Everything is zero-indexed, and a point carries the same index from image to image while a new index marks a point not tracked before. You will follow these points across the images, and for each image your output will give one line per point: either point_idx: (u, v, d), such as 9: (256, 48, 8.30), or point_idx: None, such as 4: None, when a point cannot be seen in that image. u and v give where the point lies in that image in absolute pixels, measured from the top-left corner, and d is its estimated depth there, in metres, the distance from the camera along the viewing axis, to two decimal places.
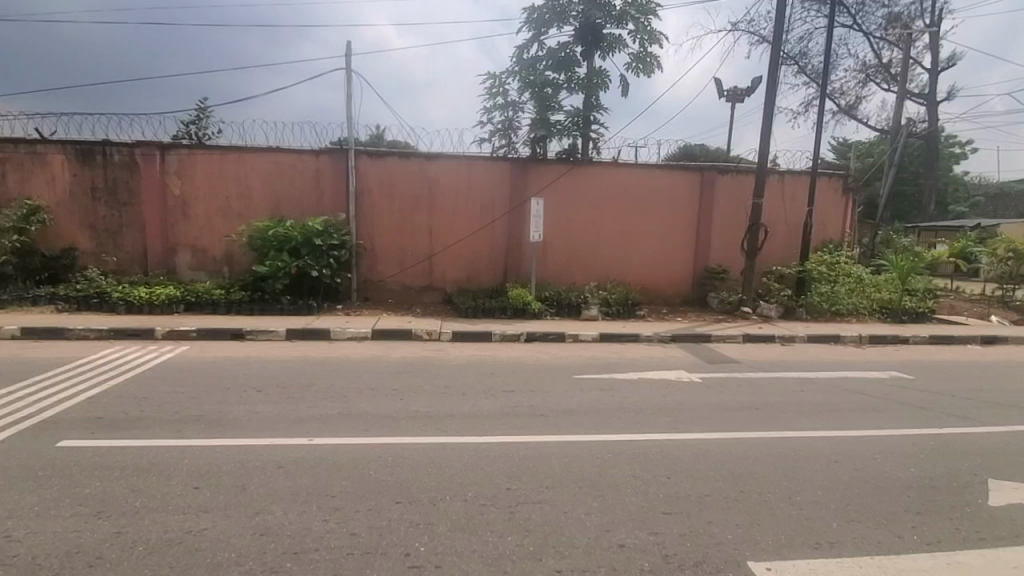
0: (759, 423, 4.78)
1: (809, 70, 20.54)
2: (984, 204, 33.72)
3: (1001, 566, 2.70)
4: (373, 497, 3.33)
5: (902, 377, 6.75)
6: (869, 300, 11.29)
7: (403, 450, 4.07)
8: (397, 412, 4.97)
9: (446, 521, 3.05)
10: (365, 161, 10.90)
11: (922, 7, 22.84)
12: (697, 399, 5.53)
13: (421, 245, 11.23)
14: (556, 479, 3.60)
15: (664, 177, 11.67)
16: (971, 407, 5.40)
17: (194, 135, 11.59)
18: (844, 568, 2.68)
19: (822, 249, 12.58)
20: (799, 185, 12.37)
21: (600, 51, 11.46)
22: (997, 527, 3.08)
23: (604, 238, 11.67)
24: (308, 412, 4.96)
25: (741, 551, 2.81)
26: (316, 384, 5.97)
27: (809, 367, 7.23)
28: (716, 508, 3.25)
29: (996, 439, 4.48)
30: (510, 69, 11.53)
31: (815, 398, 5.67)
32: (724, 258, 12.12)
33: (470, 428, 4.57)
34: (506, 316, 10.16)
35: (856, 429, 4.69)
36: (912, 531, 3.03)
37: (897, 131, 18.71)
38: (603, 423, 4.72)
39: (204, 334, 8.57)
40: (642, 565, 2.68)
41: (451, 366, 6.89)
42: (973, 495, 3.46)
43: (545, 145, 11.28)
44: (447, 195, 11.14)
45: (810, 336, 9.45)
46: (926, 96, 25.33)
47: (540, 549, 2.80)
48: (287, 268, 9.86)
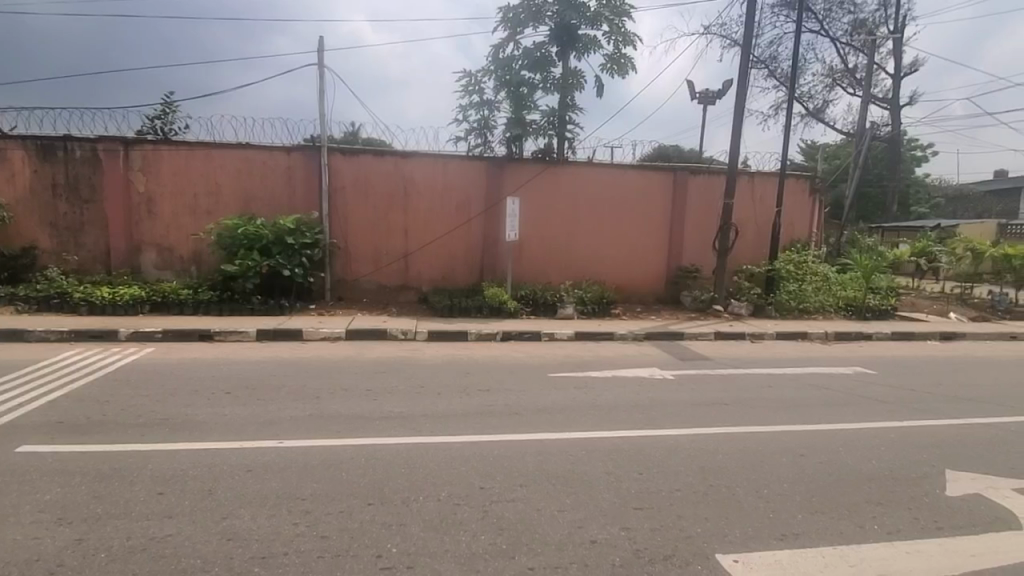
0: (729, 419, 4.89)
1: (779, 73, 21.02)
2: (944, 206, 34.94)
3: (958, 555, 2.81)
4: (344, 499, 3.29)
5: (866, 372, 6.99)
6: (835, 298, 11.65)
7: (377, 451, 4.04)
8: (371, 413, 4.92)
9: (419, 522, 3.04)
10: (338, 158, 10.73)
11: (886, 14, 23.58)
12: (670, 395, 5.63)
13: (397, 245, 11.12)
14: (529, 478, 3.60)
15: (637, 177, 11.82)
16: (929, 401, 5.64)
17: (161, 130, 11.23)
18: (808, 558, 2.76)
19: (790, 249, 12.94)
20: (768, 185, 12.67)
21: (575, 52, 11.52)
22: (952, 516, 3.21)
23: (580, 238, 11.76)
24: (278, 414, 4.87)
25: (710, 545, 2.86)
26: (288, 385, 5.86)
27: (777, 363, 7.41)
28: (686, 503, 3.31)
29: (955, 433, 4.65)
30: (487, 67, 11.51)
31: (783, 394, 5.82)
32: (697, 257, 12.34)
33: (444, 428, 4.55)
34: (482, 315, 10.15)
35: (822, 423, 4.82)
36: (872, 521, 3.14)
37: (862, 134, 19.30)
38: (577, 421, 4.75)
39: (170, 334, 8.33)
40: (614, 561, 2.71)
41: (425, 366, 6.83)
42: (931, 486, 3.60)
43: (521, 145, 11.32)
44: (422, 194, 11.06)
45: (779, 334, 9.70)
46: (889, 100, 26.23)
47: (513, 547, 2.81)
48: (257, 267, 9.64)
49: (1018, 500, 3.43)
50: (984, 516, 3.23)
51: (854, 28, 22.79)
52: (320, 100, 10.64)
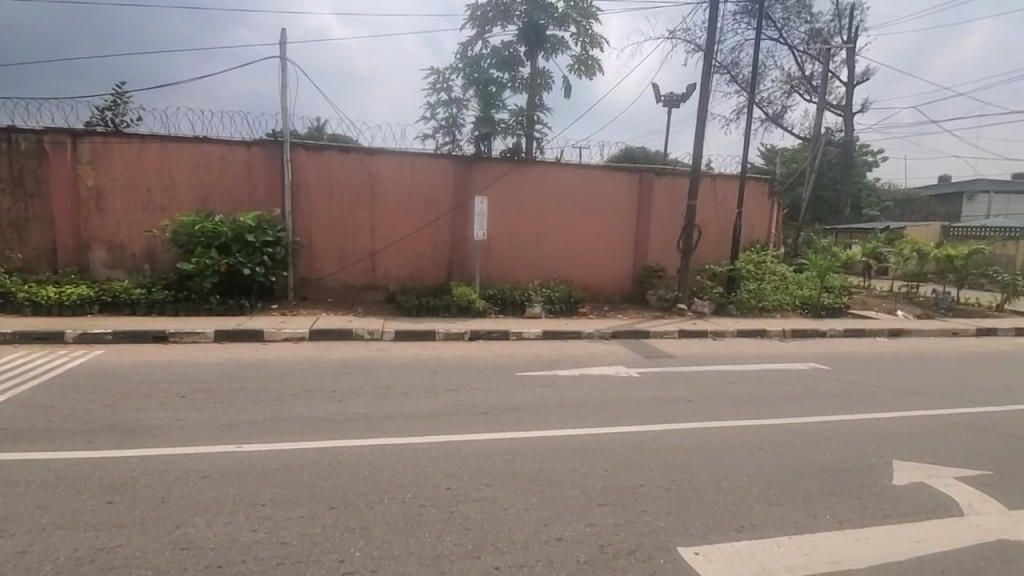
0: (692, 415, 5.01)
1: (740, 79, 21.64)
2: (893, 209, 36.69)
3: (905, 541, 2.95)
4: (306, 504, 3.21)
5: (820, 368, 7.27)
6: (792, 296, 12.09)
7: (341, 453, 3.96)
8: (336, 415, 4.82)
9: (383, 524, 2.99)
10: (301, 154, 10.47)
11: (841, 24, 24.57)
12: (635, 393, 5.72)
13: (362, 243, 10.92)
14: (495, 477, 3.60)
15: (604, 177, 11.96)
16: (877, 395, 5.92)
17: (113, 122, 10.73)
18: (766, 549, 2.85)
19: (750, 249, 13.36)
20: (730, 187, 13.03)
21: (543, 52, 11.56)
22: (899, 504, 3.38)
23: (548, 237, 11.82)
24: (237, 418, 4.71)
25: (672, 538, 2.92)
26: (248, 387, 5.68)
27: (738, 360, 7.63)
28: (649, 498, 3.37)
29: (902, 425, 4.89)
30: (455, 65, 11.45)
31: (744, 390, 6.00)
32: (662, 257, 12.59)
33: (410, 429, 4.49)
34: (450, 314, 10.09)
35: (780, 417, 4.99)
36: (826, 511, 3.27)
37: (818, 139, 20.06)
38: (544, 420, 4.77)
39: (122, 336, 7.96)
40: (579, 558, 2.73)
41: (392, 366, 6.74)
42: (880, 476, 3.77)
43: (489, 144, 11.29)
44: (389, 191, 10.89)
45: (740, 331, 9.98)
46: (843, 107, 27.36)
47: (478, 547, 2.79)
48: (215, 266, 9.32)
49: (959, 487, 3.63)
50: (927, 504, 3.40)
51: (811, 37, 23.69)
52: (283, 94, 10.36)
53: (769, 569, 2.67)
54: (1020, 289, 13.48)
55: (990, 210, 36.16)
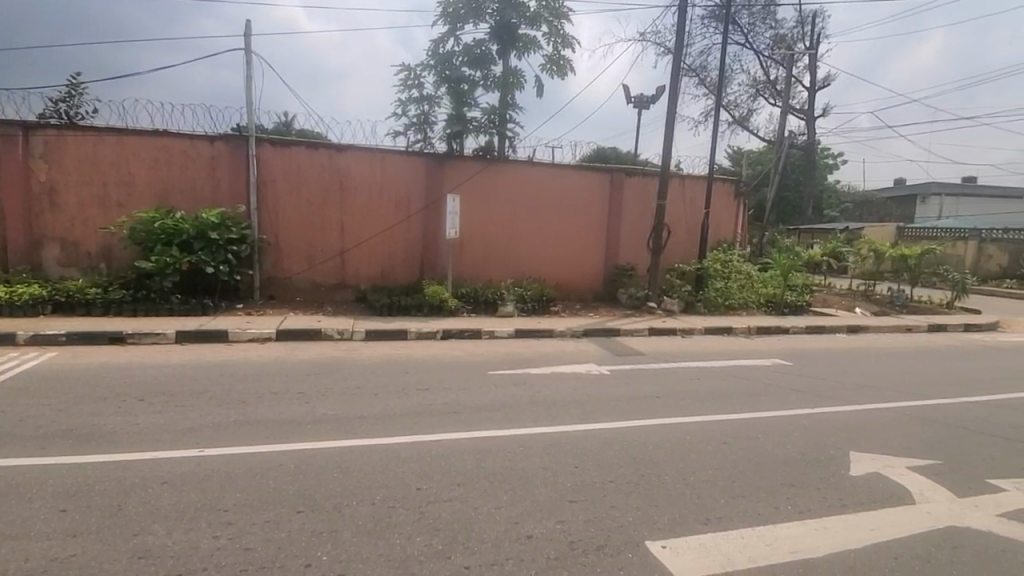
0: (661, 411, 5.10)
1: (708, 82, 22.10)
2: (852, 210, 38.04)
3: (861, 530, 3.07)
4: (271, 509, 3.14)
5: (783, 364, 7.51)
6: (757, 294, 12.45)
7: (309, 456, 3.88)
8: (304, 417, 4.72)
9: (351, 527, 2.95)
10: (268, 150, 10.21)
11: (804, 31, 25.33)
12: (605, 390, 5.80)
13: (332, 242, 10.72)
14: (466, 477, 3.59)
15: (576, 177, 12.06)
16: (836, 389, 6.15)
17: (66, 113, 10.26)
18: (730, 540, 2.92)
19: (717, 249, 13.69)
20: (698, 187, 13.30)
21: (515, 51, 11.56)
22: (855, 494, 3.51)
23: (520, 236, 11.84)
24: (200, 421, 4.56)
25: (640, 533, 2.96)
26: (212, 389, 5.51)
27: (706, 357, 7.81)
28: (618, 493, 3.41)
29: (859, 417, 5.09)
30: (426, 62, 11.35)
31: (710, 386, 6.14)
32: (632, 256, 12.77)
33: (380, 429, 4.44)
34: (422, 313, 10.02)
35: (744, 412, 5.14)
36: (787, 502, 3.37)
37: (782, 142, 20.63)
38: (515, 418, 4.79)
39: (76, 337, 7.61)
40: (549, 554, 2.74)
41: (362, 366, 6.66)
42: (837, 467, 3.92)
43: (461, 142, 11.24)
44: (359, 189, 10.72)
45: (707, 329, 10.21)
46: (805, 112, 28.24)
47: (448, 547, 2.78)
48: (176, 264, 9.01)
49: (911, 476, 3.80)
50: (881, 493, 3.55)
51: (775, 43, 24.38)
52: (248, 87, 10.07)
53: (733, 561, 2.73)
54: (968, 287, 14.19)
55: (942, 212, 37.94)
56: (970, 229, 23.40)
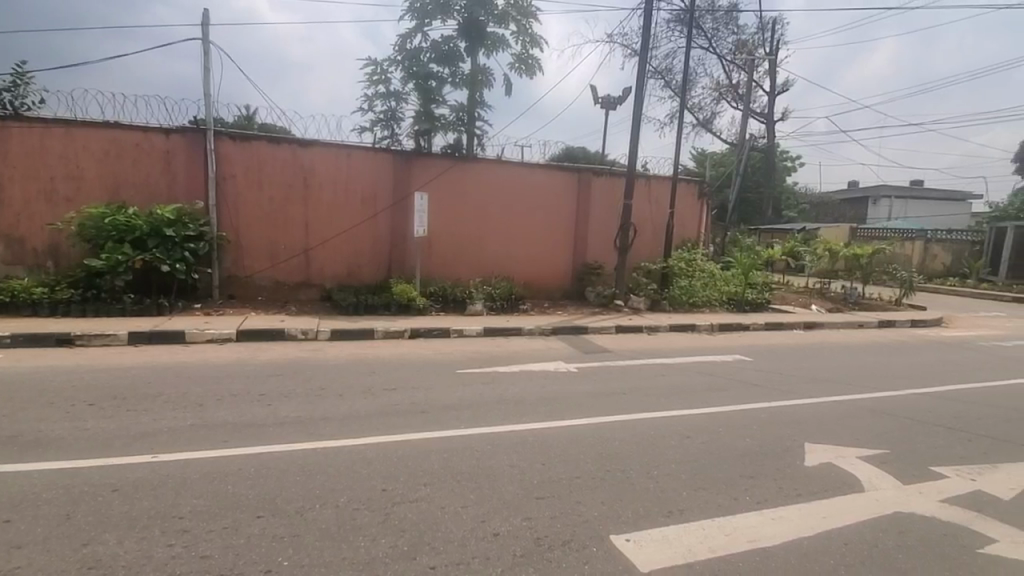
0: (627, 407, 5.19)
1: (673, 85, 22.52)
2: (809, 211, 39.45)
3: (816, 518, 3.19)
4: (229, 514, 3.04)
5: (744, 359, 7.75)
6: (719, 292, 12.82)
7: (269, 459, 3.78)
8: (266, 419, 4.59)
9: (314, 531, 2.88)
10: (228, 144, 9.88)
11: (764, 37, 26.09)
12: (573, 387, 5.86)
13: (296, 239, 10.45)
14: (433, 476, 3.56)
15: (544, 176, 12.12)
16: (793, 383, 6.39)
17: (9, 103, 9.68)
18: (691, 532, 2.99)
19: (681, 248, 14.01)
20: (663, 188, 13.56)
21: (483, 49, 11.53)
22: (810, 484, 3.65)
23: (489, 235, 11.82)
24: (155, 426, 4.38)
25: (605, 527, 3.00)
26: (168, 392, 5.30)
27: (670, 354, 7.98)
28: (584, 488, 3.46)
29: (814, 410, 5.29)
30: (393, 57, 11.21)
31: (674, 381, 6.28)
32: (600, 255, 12.94)
33: (344, 431, 4.35)
34: (390, 312, 9.89)
35: (705, 407, 5.28)
36: (745, 493, 3.48)
37: (743, 144, 21.22)
38: (483, 416, 4.78)
39: (19, 340, 7.18)
40: (514, 552, 2.75)
41: (327, 366, 6.53)
42: (794, 458, 4.07)
43: (429, 139, 11.16)
44: (324, 185, 10.48)
45: (672, 326, 10.44)
46: (765, 115, 29.13)
47: (414, 548, 2.76)
48: (128, 262, 8.62)
49: (860, 465, 3.98)
50: (835, 482, 3.70)
51: (736, 48, 25.06)
52: (206, 79, 9.72)
53: (694, 552, 2.80)
54: (915, 285, 14.87)
55: (891, 213, 39.86)
56: (916, 230, 24.68)
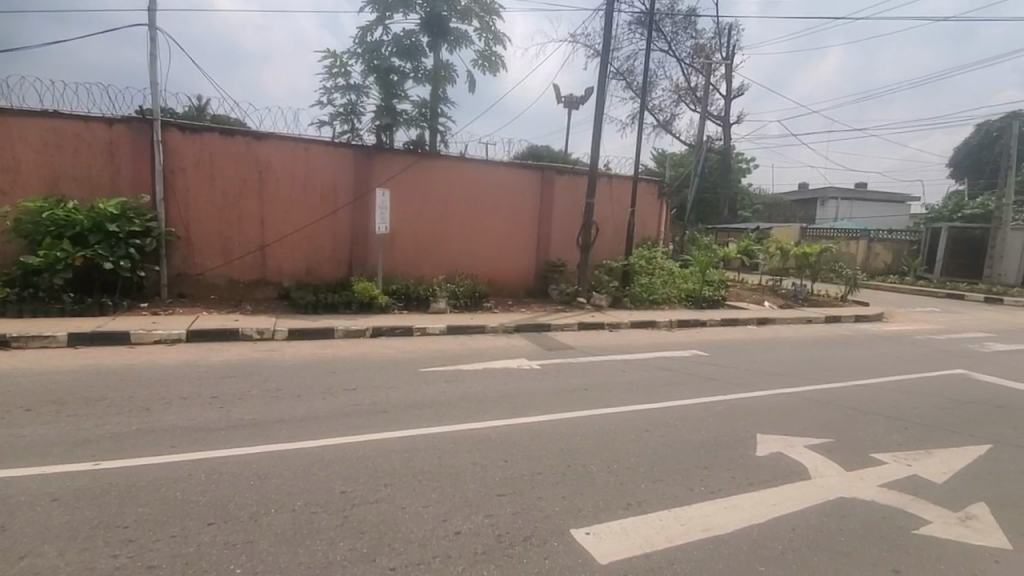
0: (588, 402, 5.26)
1: (634, 86, 22.91)
2: (762, 211, 40.98)
3: (766, 506, 3.32)
4: (178, 522, 2.91)
5: (700, 354, 8.00)
6: (678, 290, 13.17)
7: (222, 464, 3.64)
8: (219, 423, 4.42)
9: (269, 536, 2.80)
10: (177, 136, 9.44)
11: (721, 42, 26.85)
12: (536, 384, 5.90)
13: (251, 236, 10.09)
14: (393, 476, 3.52)
15: (508, 174, 12.14)
16: (746, 376, 6.63)
17: None
18: (649, 523, 3.05)
19: (642, 246, 14.29)
20: (624, 187, 13.81)
21: (446, 44, 11.43)
22: (761, 473, 3.80)
23: (453, 232, 11.74)
24: (98, 431, 4.15)
25: (565, 521, 3.04)
26: (111, 396, 5.03)
27: (631, 350, 8.15)
28: (546, 484, 3.49)
29: (766, 402, 5.51)
30: (354, 50, 10.98)
31: (634, 377, 6.41)
32: (563, 253, 13.06)
33: (301, 432, 4.24)
34: (351, 311, 9.68)
35: (664, 401, 5.41)
36: (701, 483, 3.59)
37: (701, 146, 21.82)
38: (445, 415, 4.75)
39: None
40: (476, 549, 2.75)
41: (284, 367, 6.34)
42: (746, 449, 4.22)
43: (391, 134, 11.00)
44: (281, 180, 10.16)
45: (633, 322, 10.65)
46: (722, 118, 30.02)
47: (374, 549, 2.72)
48: (68, 259, 8.14)
49: (807, 454, 4.17)
50: (784, 470, 3.86)
51: (694, 52, 25.68)
52: (153, 67, 9.26)
53: (651, 542, 2.87)
54: (859, 282, 15.68)
55: (838, 214, 41.89)
56: (860, 230, 26.03)
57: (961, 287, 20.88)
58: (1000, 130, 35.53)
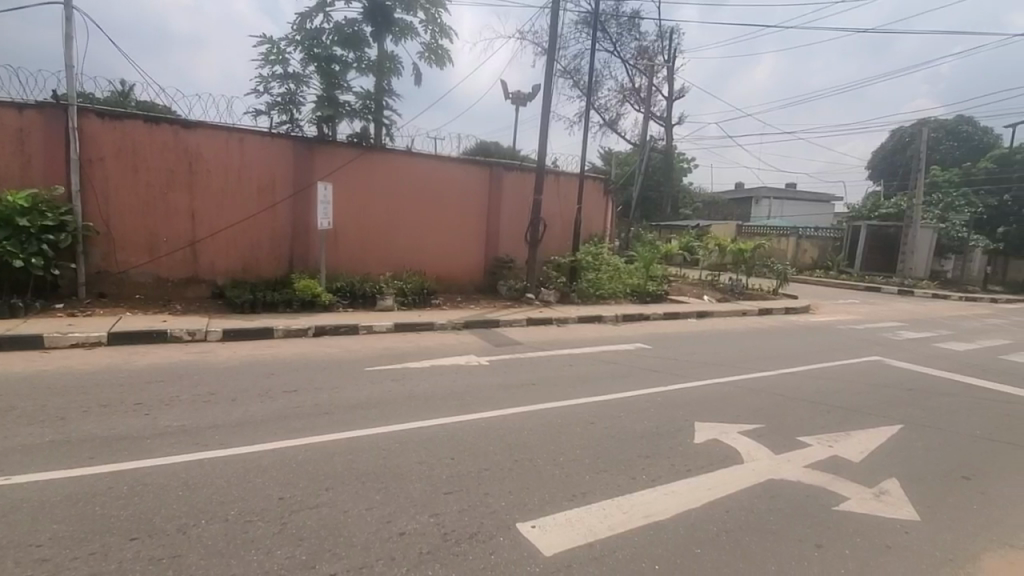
0: (535, 397, 5.32)
1: (581, 85, 23.22)
2: (702, 210, 42.71)
3: (702, 490, 3.47)
4: (99, 538, 2.70)
5: (644, 347, 8.25)
6: (624, 285, 13.50)
7: (149, 474, 3.42)
8: (146, 431, 4.14)
9: (199, 549, 2.64)
10: (96, 123, 8.75)
11: (663, 45, 27.64)
12: (484, 380, 5.91)
13: (180, 230, 9.49)
14: (336, 479, 3.41)
15: (455, 170, 12.02)
16: (686, 367, 6.91)
17: None
18: (592, 514, 3.11)
19: (589, 242, 14.56)
20: (571, 184, 14.02)
21: (390, 35, 11.16)
22: (697, 459, 3.96)
23: (399, 228, 11.51)
24: (7, 444, 3.79)
25: (512, 516, 3.05)
26: (20, 406, 4.59)
27: (578, 344, 8.29)
28: (492, 479, 3.49)
29: (703, 392, 5.75)
30: (292, 37, 10.53)
31: (580, 370, 6.54)
32: (512, 249, 13.11)
33: (237, 438, 4.04)
34: (291, 309, 9.31)
35: (609, 393, 5.55)
36: (642, 472, 3.70)
37: (645, 145, 22.44)
38: (390, 414, 4.65)
39: None
40: (421, 549, 2.72)
41: (219, 369, 6.02)
42: (685, 436, 4.40)
43: (333, 126, 10.65)
44: (213, 172, 9.60)
45: (580, 318, 10.84)
46: (664, 119, 30.98)
47: (314, 556, 2.62)
48: None
49: (740, 440, 4.38)
50: (718, 456, 4.05)
51: (638, 54, 26.27)
52: (67, 47, 8.51)
53: (595, 532, 2.92)
54: (789, 276, 16.69)
55: (771, 213, 44.21)
56: (790, 228, 27.65)
57: (878, 280, 22.57)
58: (913, 136, 38.68)
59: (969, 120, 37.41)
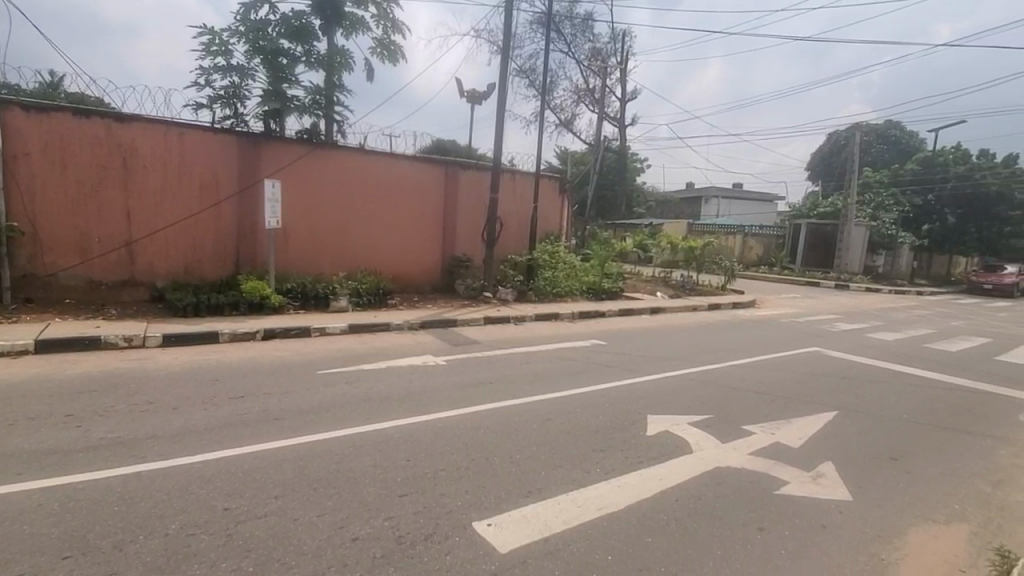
0: (492, 396, 5.32)
1: (536, 84, 23.33)
2: (655, 209, 43.82)
3: (653, 481, 3.57)
4: (26, 559, 2.52)
5: (599, 344, 8.40)
6: (580, 282, 13.69)
7: (82, 489, 3.20)
8: (78, 443, 3.88)
9: (138, 565, 2.51)
10: (18, 116, 8.11)
11: (616, 47, 28.14)
12: (441, 380, 5.86)
13: (115, 230, 8.94)
14: (286, 487, 3.31)
15: (410, 168, 11.84)
16: (639, 362, 7.09)
17: None
18: (548, 509, 3.14)
19: (545, 240, 14.69)
20: (527, 183, 14.10)
21: (340, 29, 10.89)
22: (648, 451, 4.07)
23: (352, 227, 11.25)
24: None
25: (468, 516, 3.04)
26: None
27: (535, 342, 8.35)
28: (448, 480, 3.47)
29: (655, 385, 5.92)
30: (236, 28, 10.09)
31: (537, 368, 6.59)
32: (468, 248, 13.05)
33: (181, 448, 3.85)
34: (239, 312, 8.94)
35: (565, 390, 5.61)
36: (597, 465, 3.78)
37: (599, 145, 22.80)
38: (343, 418, 4.55)
39: None
40: (375, 553, 2.67)
41: (160, 376, 5.72)
42: (637, 429, 4.51)
43: (281, 122, 10.28)
44: (151, 169, 9.10)
45: (537, 315, 10.93)
46: (617, 120, 31.58)
47: (262, 566, 2.54)
48: None
49: (690, 431, 4.53)
50: (669, 447, 4.18)
51: (592, 55, 26.64)
52: None
53: (550, 526, 2.96)
54: (735, 273, 17.36)
55: (719, 212, 45.88)
56: (737, 226, 28.82)
57: (817, 275, 23.84)
58: (847, 139, 40.99)
59: (897, 125, 39.93)
